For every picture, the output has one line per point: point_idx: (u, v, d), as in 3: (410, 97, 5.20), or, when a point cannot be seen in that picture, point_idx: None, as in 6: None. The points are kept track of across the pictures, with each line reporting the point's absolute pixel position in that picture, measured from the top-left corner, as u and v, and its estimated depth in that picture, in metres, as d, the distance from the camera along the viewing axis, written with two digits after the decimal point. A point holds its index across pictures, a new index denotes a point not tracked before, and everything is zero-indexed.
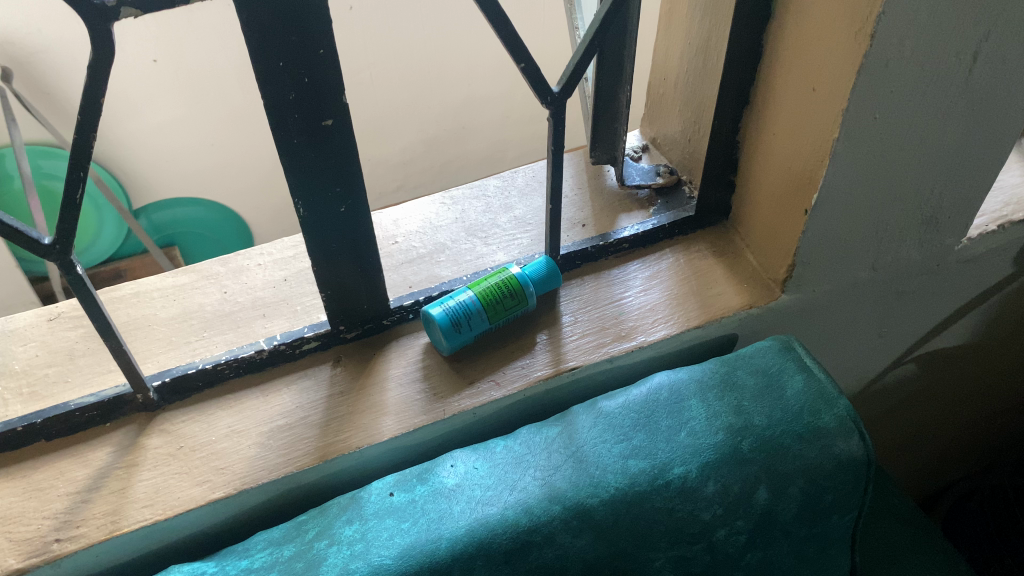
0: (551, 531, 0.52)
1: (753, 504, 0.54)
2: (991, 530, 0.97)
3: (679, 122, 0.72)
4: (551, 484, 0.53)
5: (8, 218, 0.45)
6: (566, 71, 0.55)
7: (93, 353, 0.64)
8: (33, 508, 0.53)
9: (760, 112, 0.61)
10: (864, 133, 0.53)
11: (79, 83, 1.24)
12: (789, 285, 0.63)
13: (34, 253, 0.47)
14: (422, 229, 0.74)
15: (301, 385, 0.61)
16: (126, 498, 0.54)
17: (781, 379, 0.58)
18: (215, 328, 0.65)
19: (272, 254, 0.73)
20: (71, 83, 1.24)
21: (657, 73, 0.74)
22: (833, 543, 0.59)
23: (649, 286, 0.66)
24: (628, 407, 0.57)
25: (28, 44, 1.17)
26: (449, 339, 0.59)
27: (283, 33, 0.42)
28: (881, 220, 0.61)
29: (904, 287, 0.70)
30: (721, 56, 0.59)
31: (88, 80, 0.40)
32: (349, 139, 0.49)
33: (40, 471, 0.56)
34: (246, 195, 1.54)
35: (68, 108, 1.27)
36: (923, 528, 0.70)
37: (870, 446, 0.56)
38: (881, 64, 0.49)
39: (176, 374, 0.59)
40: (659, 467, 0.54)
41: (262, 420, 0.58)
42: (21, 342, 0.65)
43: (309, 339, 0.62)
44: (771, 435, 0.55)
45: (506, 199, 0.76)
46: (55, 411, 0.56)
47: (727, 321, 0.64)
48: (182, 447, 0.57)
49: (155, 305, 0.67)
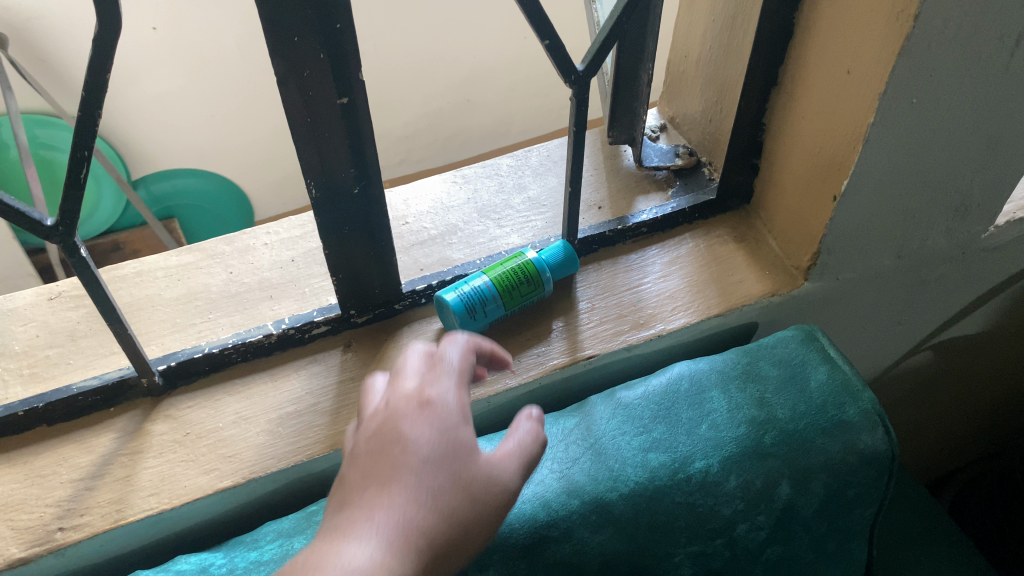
0: (569, 526, 0.50)
1: (775, 499, 0.53)
2: (998, 521, 0.95)
3: (700, 102, 0.69)
4: (569, 477, 0.52)
5: (8, 197, 0.43)
6: (591, 49, 0.52)
7: (96, 334, 0.62)
8: (36, 495, 0.52)
9: (789, 94, 0.58)
10: (900, 118, 0.51)
11: (78, 49, 1.21)
12: (812, 273, 0.62)
13: (36, 235, 0.45)
14: (433, 210, 0.72)
15: (311, 370, 0.59)
16: (131, 486, 0.52)
17: (804, 370, 0.56)
18: (221, 310, 0.63)
19: (279, 233, 0.70)
20: (69, 50, 1.21)
21: (678, 51, 0.71)
22: (853, 537, 0.58)
23: (668, 272, 0.64)
24: (648, 398, 0.56)
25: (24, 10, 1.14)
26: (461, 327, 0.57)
27: (300, 7, 0.40)
28: (909, 208, 0.59)
29: (926, 276, 0.69)
30: (749, 35, 0.56)
31: (93, 53, 0.38)
32: (365, 118, 0.47)
33: (42, 456, 0.54)
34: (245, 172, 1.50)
35: (64, 76, 1.24)
36: (945, 522, 0.69)
37: (895, 440, 0.54)
38: (922, 47, 0.46)
39: (182, 357, 0.57)
40: (680, 460, 0.52)
41: (272, 405, 0.57)
42: (21, 322, 0.63)
43: (319, 323, 0.60)
44: (794, 429, 0.53)
45: (520, 178, 0.74)
46: (56, 395, 0.55)
47: (748, 310, 0.62)
48: (188, 433, 0.55)
49: (158, 286, 0.65)
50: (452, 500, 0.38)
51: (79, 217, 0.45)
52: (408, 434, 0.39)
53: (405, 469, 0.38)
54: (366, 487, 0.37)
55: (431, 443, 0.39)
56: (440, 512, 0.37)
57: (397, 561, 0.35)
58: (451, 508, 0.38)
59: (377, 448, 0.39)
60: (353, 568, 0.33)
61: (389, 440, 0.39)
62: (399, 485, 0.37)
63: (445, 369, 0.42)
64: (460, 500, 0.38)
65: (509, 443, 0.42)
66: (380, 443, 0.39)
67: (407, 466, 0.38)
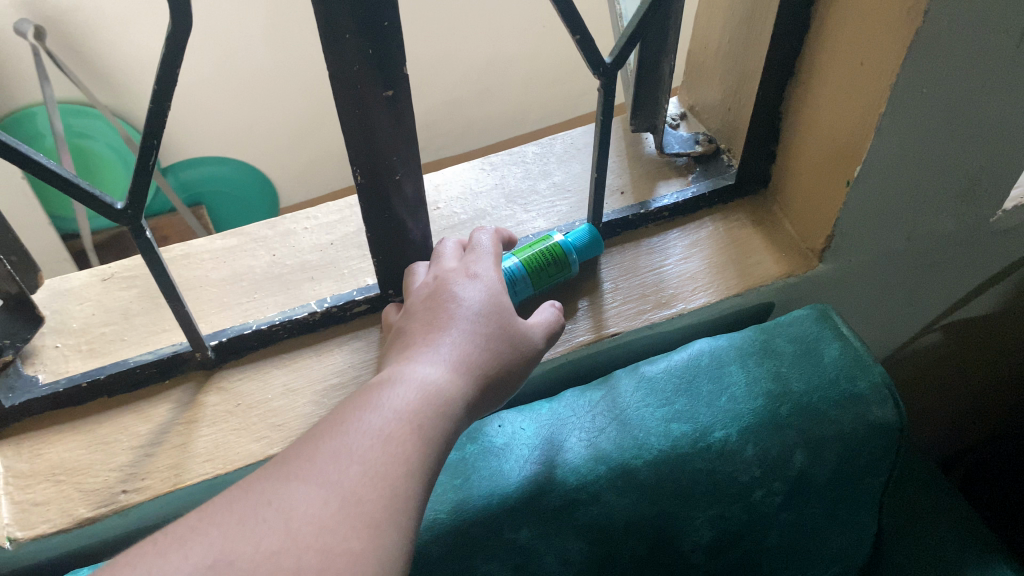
0: (597, 490, 0.54)
1: (790, 467, 0.56)
2: (1012, 505, 0.98)
3: (719, 91, 0.72)
4: (596, 445, 0.55)
5: (83, 183, 0.47)
6: (618, 43, 0.56)
7: (148, 313, 0.66)
8: (100, 460, 0.56)
9: (805, 84, 0.61)
10: (910, 107, 0.54)
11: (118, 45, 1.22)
12: (827, 255, 0.65)
13: (107, 218, 0.49)
14: (463, 195, 0.75)
15: (353, 346, 0.63)
16: (188, 452, 0.56)
17: (818, 346, 0.59)
18: (265, 290, 0.67)
19: (318, 217, 0.74)
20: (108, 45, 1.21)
21: (698, 42, 0.74)
22: (863, 505, 0.61)
23: (688, 254, 0.68)
24: (670, 372, 0.59)
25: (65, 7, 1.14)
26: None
27: (353, 6, 0.43)
28: (919, 193, 0.62)
29: (936, 258, 0.71)
30: (767, 28, 0.59)
31: (166, 49, 0.41)
32: (408, 108, 0.50)
33: (104, 425, 0.58)
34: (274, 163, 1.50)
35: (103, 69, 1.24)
36: (952, 494, 0.72)
37: (903, 413, 0.57)
38: (931, 40, 0.49)
39: (232, 334, 0.60)
40: (701, 430, 0.56)
41: (316, 378, 0.61)
42: (77, 301, 0.67)
43: (359, 302, 0.63)
44: (808, 401, 0.57)
45: (545, 165, 0.77)
46: (116, 368, 0.58)
47: (765, 290, 0.66)
48: (239, 404, 0.59)
49: (205, 267, 0.69)
50: (496, 344, 0.49)
51: (145, 202, 0.49)
52: (460, 300, 0.51)
53: (458, 318, 0.49)
54: (428, 330, 0.49)
55: (479, 304, 0.51)
56: (488, 352, 0.49)
57: (458, 375, 0.46)
58: (495, 351, 0.49)
59: (435, 306, 0.51)
60: (428, 376, 0.45)
61: (444, 301, 0.51)
62: (457, 326, 0.49)
63: (485, 249, 0.57)
64: (501, 344, 0.50)
65: (536, 318, 0.55)
66: (435, 305, 0.51)
67: (459, 317, 0.49)
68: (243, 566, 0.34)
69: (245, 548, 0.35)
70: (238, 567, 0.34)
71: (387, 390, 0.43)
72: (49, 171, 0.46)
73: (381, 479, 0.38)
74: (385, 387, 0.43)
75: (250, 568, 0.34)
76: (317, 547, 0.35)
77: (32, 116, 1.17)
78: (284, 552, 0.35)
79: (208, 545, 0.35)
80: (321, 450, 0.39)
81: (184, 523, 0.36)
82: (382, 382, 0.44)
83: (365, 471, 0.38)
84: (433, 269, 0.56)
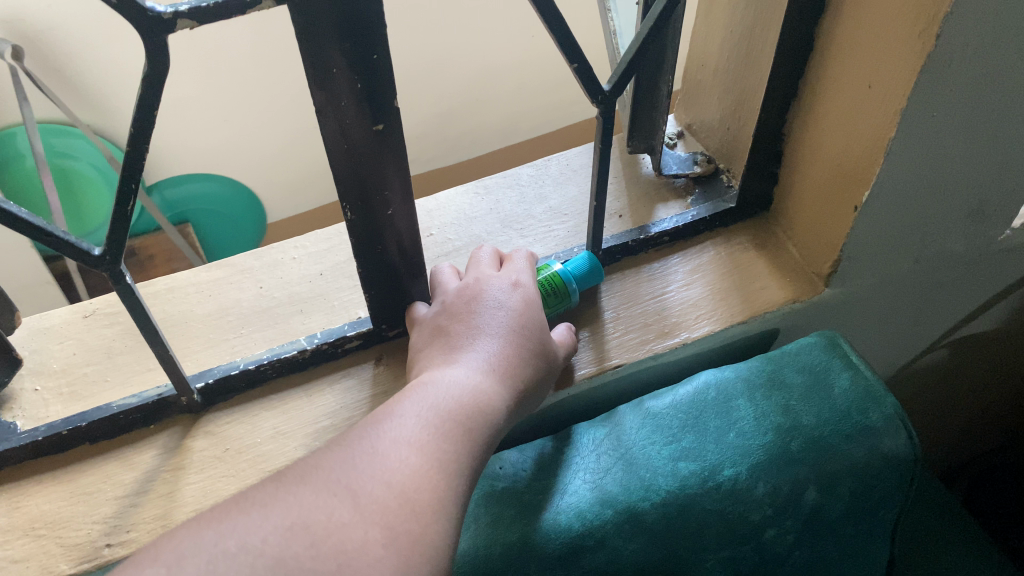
0: (604, 535, 0.52)
1: (802, 504, 0.55)
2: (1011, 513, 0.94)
3: (718, 109, 0.70)
4: (602, 487, 0.54)
5: (59, 229, 0.45)
6: (617, 69, 0.54)
7: (131, 351, 0.63)
8: (83, 512, 0.54)
9: (808, 105, 0.59)
10: (921, 131, 0.52)
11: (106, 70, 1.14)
12: (833, 279, 0.63)
13: (84, 264, 0.46)
14: (456, 221, 0.73)
15: (345, 384, 0.61)
16: (174, 502, 0.54)
17: (828, 377, 0.57)
18: (252, 325, 0.64)
19: (306, 247, 0.71)
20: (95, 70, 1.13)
21: (695, 59, 0.72)
22: (877, 539, 0.59)
23: (690, 280, 0.66)
24: (676, 407, 0.57)
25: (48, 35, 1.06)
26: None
27: (340, 41, 0.41)
28: (928, 215, 0.60)
29: (942, 278, 0.70)
30: (769, 48, 0.57)
31: (142, 89, 0.39)
32: (400, 142, 0.48)
33: (87, 474, 0.55)
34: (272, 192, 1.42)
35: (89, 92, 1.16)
36: (966, 525, 0.70)
37: (917, 444, 0.55)
38: (943, 63, 0.47)
39: (218, 375, 0.58)
40: (709, 468, 0.54)
41: (308, 420, 0.58)
42: (57, 340, 0.65)
43: (350, 338, 0.61)
44: (819, 435, 0.55)
45: (540, 188, 0.75)
46: (98, 414, 0.56)
47: (770, 316, 0.64)
48: (227, 449, 0.57)
49: (190, 301, 0.67)
50: (528, 355, 0.53)
51: (124, 246, 0.47)
52: (503, 313, 0.54)
53: (491, 327, 0.53)
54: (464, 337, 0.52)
55: (520, 319, 0.54)
56: (521, 362, 0.52)
57: (495, 383, 0.49)
58: (527, 360, 0.53)
59: (470, 313, 0.54)
60: (473, 389, 0.48)
61: (477, 309, 0.54)
62: (498, 340, 0.52)
63: (512, 259, 0.60)
64: (531, 354, 0.53)
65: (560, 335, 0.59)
66: (468, 312, 0.54)
67: (492, 327, 0.53)
68: (316, 532, 0.37)
69: (319, 516, 0.38)
70: (311, 533, 0.37)
71: (430, 393, 0.47)
72: (22, 218, 0.43)
73: (430, 470, 0.42)
74: (428, 390, 0.47)
75: (323, 535, 0.37)
76: (380, 524, 0.38)
77: (9, 137, 1.09)
78: (353, 524, 0.38)
79: (286, 511, 0.38)
80: (376, 440, 0.42)
81: (263, 490, 0.39)
82: (424, 384, 0.48)
83: (417, 463, 0.42)
84: (471, 271, 0.59)
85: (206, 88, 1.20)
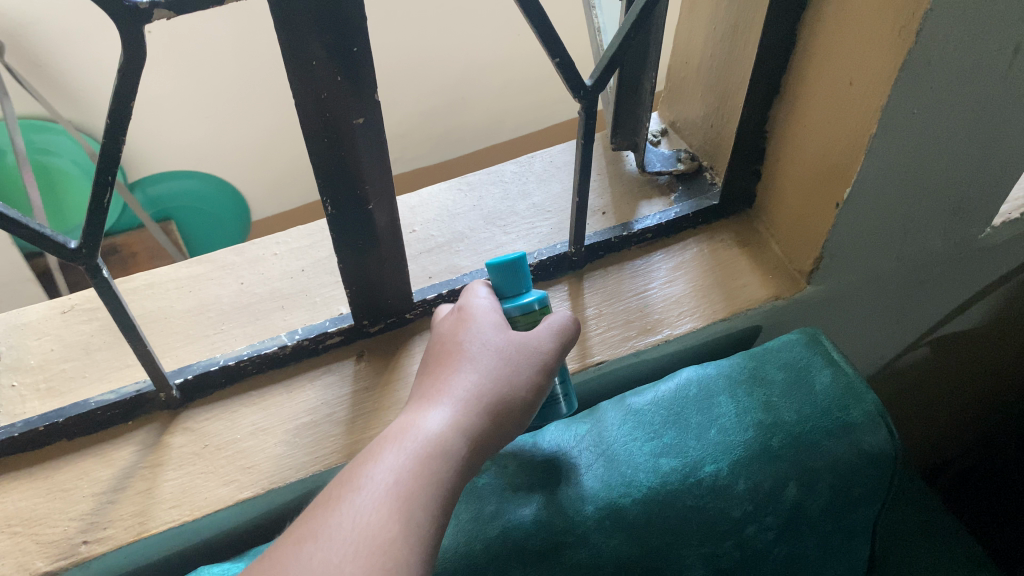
0: (585, 531, 0.53)
1: (783, 500, 0.55)
2: (994, 508, 0.94)
3: (701, 107, 0.70)
4: (583, 483, 0.54)
5: (33, 222, 0.44)
6: (600, 64, 0.54)
7: (110, 347, 0.63)
8: (59, 509, 0.53)
9: (790, 103, 0.60)
10: (901, 128, 0.52)
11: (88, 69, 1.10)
12: (814, 277, 0.63)
13: (61, 258, 0.46)
14: (439, 217, 0.73)
15: (326, 381, 0.60)
16: (153, 499, 0.54)
17: (809, 372, 0.58)
18: (233, 321, 0.64)
19: (289, 243, 0.71)
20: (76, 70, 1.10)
21: (679, 57, 0.72)
22: (857, 535, 0.59)
23: (672, 278, 0.66)
24: (657, 403, 0.58)
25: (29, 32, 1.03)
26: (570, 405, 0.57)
27: (320, 33, 0.41)
28: (908, 213, 0.61)
29: (924, 276, 0.70)
30: (751, 46, 0.58)
31: (119, 79, 0.39)
32: (380, 137, 0.48)
33: (64, 471, 0.55)
34: (257, 191, 1.42)
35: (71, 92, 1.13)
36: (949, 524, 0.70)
37: (898, 441, 0.56)
38: (923, 60, 0.48)
39: (198, 371, 0.57)
40: (691, 465, 0.54)
41: (287, 417, 0.58)
42: (35, 336, 0.64)
43: (331, 334, 0.61)
44: (801, 431, 0.55)
45: (524, 185, 0.75)
46: (75, 410, 0.55)
47: (752, 313, 0.64)
48: (206, 445, 0.56)
49: (170, 297, 0.66)
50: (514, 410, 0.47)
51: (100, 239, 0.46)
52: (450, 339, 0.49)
53: (444, 360, 0.48)
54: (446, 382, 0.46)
55: (471, 335, 0.49)
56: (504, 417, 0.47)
57: (455, 411, 0.44)
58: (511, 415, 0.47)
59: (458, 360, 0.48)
60: (430, 425, 0.43)
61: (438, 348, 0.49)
62: (452, 367, 0.47)
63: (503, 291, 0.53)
64: (498, 361, 0.48)
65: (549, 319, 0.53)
66: (428, 361, 0.50)
67: (445, 359, 0.48)
68: None
69: None
70: None
71: (385, 449, 0.42)
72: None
73: (384, 529, 0.38)
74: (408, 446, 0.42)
75: None
76: None
77: None
78: None
79: None
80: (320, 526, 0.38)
81: None
82: (400, 438, 0.43)
83: (370, 524, 0.38)
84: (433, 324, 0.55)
85: (190, 85, 1.19)
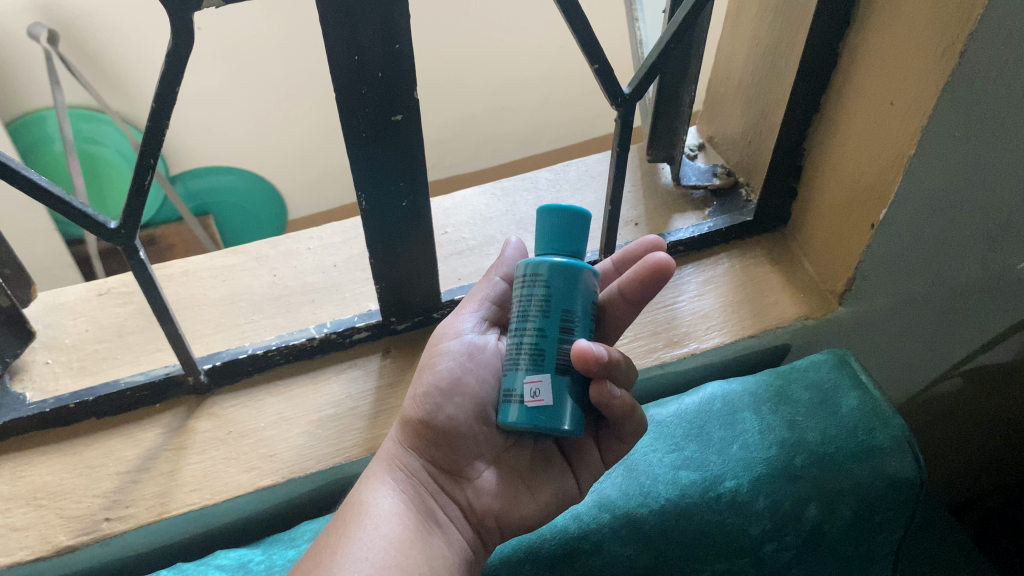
0: (600, 539, 0.53)
1: (803, 521, 0.54)
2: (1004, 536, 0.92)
3: (739, 122, 0.70)
4: (601, 491, 0.54)
5: (75, 200, 0.46)
6: (639, 72, 0.54)
7: (142, 330, 0.64)
8: (84, 485, 0.54)
9: (830, 123, 0.59)
10: (942, 151, 0.52)
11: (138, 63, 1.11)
12: (846, 298, 0.62)
13: (100, 236, 0.47)
14: (471, 221, 0.73)
15: (351, 374, 0.61)
16: (175, 481, 0.54)
17: (836, 396, 0.57)
18: (264, 311, 0.65)
19: (323, 238, 0.72)
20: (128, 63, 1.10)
21: (720, 72, 0.72)
22: (878, 562, 0.58)
23: (703, 292, 0.66)
24: (680, 416, 0.58)
25: (84, 22, 1.04)
26: (505, 415, 0.42)
27: (366, 24, 0.41)
28: (946, 240, 0.60)
29: (959, 303, 0.69)
30: (792, 62, 0.57)
31: (167, 62, 0.40)
32: (416, 136, 0.48)
33: (90, 448, 0.56)
34: (293, 195, 1.43)
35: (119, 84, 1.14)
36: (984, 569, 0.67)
37: (924, 467, 0.55)
38: (966, 82, 0.47)
39: (227, 358, 0.58)
40: (710, 479, 0.54)
41: (311, 408, 0.59)
42: (71, 316, 0.65)
43: (359, 329, 0.61)
44: (824, 452, 0.55)
45: (557, 192, 0.75)
46: (105, 389, 0.56)
47: (782, 331, 0.64)
48: (230, 432, 0.57)
49: (204, 285, 0.67)
50: (453, 435, 0.48)
51: (138, 221, 0.47)
52: None
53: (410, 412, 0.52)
54: (391, 434, 0.50)
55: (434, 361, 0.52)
56: (445, 448, 0.48)
57: (383, 469, 0.48)
58: (450, 443, 0.48)
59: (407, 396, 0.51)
60: (367, 497, 0.47)
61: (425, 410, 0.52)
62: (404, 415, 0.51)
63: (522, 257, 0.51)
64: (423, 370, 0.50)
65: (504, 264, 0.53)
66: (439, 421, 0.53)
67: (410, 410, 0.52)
68: None
69: None
70: None
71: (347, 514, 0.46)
72: (41, 188, 0.44)
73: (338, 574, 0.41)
74: (346, 509, 0.46)
75: None
76: None
77: (39, 121, 1.06)
78: None
79: None
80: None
81: None
82: (347, 501, 0.47)
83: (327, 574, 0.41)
84: None
85: (235, 83, 1.21)
